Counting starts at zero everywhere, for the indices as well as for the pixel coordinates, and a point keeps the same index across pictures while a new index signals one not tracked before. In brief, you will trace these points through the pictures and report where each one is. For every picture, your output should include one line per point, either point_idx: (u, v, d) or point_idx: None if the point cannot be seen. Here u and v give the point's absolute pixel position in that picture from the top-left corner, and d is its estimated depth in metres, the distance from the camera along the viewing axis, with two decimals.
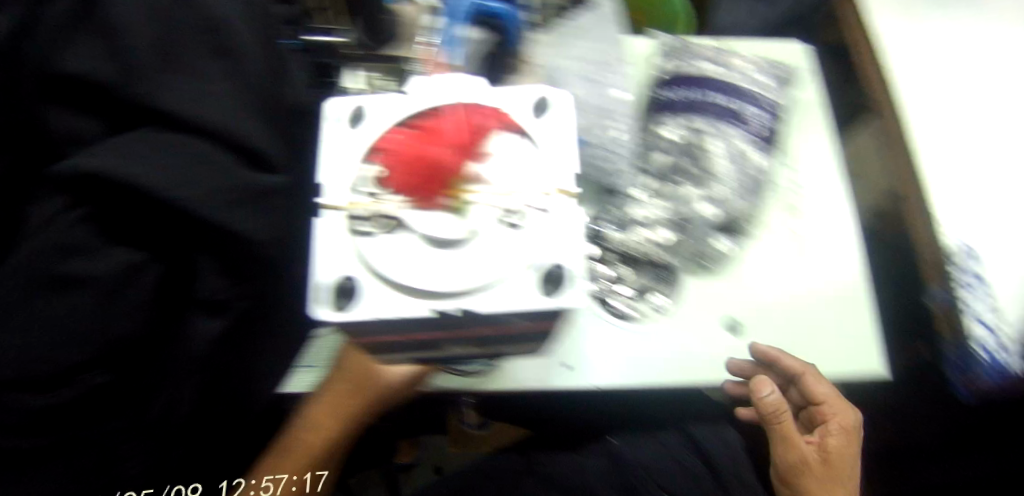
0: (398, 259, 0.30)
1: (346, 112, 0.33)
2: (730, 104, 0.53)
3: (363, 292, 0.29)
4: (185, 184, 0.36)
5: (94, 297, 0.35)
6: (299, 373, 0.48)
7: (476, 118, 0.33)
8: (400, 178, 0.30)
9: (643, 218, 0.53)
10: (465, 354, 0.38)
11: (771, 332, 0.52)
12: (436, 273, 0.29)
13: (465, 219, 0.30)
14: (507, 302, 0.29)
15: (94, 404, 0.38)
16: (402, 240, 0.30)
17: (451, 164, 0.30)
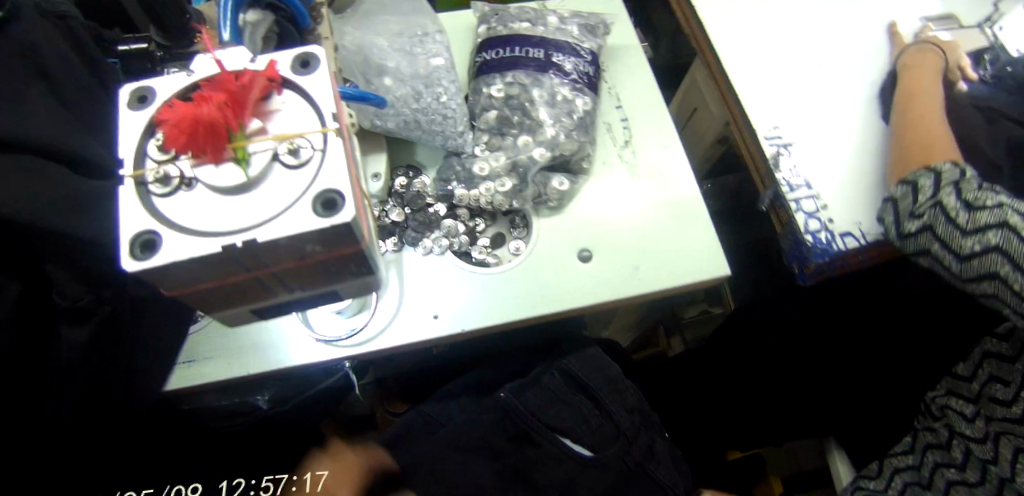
0: (187, 210, 0.29)
1: (128, 95, 0.31)
2: (546, 55, 0.60)
3: (162, 241, 0.28)
4: (17, 196, 0.37)
5: None
6: (181, 369, 0.53)
7: (250, 75, 0.30)
8: (176, 142, 0.29)
9: (487, 172, 0.58)
10: (296, 299, 0.36)
11: (618, 252, 0.57)
12: (224, 215, 0.28)
13: (249, 170, 0.29)
14: (284, 228, 0.28)
15: None
16: (193, 197, 0.29)
17: (224, 120, 0.28)
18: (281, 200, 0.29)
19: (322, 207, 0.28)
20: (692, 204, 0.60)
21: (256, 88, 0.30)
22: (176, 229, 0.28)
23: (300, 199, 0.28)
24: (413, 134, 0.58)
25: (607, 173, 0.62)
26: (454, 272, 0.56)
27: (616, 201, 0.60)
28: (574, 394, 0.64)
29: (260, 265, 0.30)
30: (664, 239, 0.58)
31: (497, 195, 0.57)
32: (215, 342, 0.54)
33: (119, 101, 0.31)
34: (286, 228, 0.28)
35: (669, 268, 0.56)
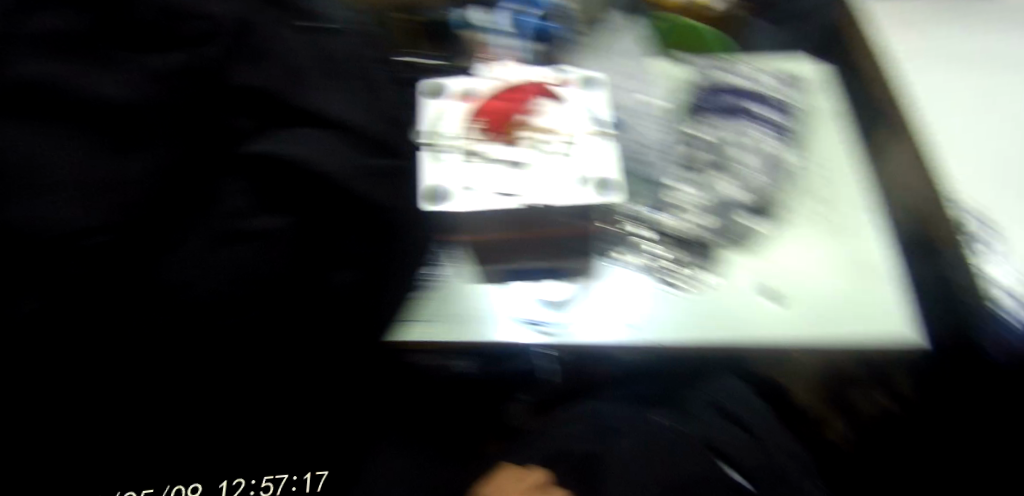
0: (473, 176, 0.56)
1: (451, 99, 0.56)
2: (747, 108, 0.71)
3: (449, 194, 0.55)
4: (331, 159, 0.51)
5: (264, 244, 0.49)
6: (408, 327, 0.61)
7: (540, 101, 0.57)
8: None
9: (685, 202, 0.65)
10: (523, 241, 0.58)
11: (813, 304, 0.60)
12: (504, 180, 0.55)
13: None
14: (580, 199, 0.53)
15: (254, 338, 0.51)
16: (472, 166, 0.57)
17: (509, 115, 0.59)
18: (529, 177, 0.54)
19: (582, 184, 0.53)
20: (883, 267, 0.62)
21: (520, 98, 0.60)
22: (458, 191, 0.55)
23: None
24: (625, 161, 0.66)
25: (801, 222, 0.66)
26: (647, 287, 0.62)
27: (807, 249, 0.64)
28: (731, 426, 0.74)
29: (535, 230, 0.56)
30: (851, 293, 0.60)
31: (691, 223, 0.64)
32: (435, 314, 0.62)
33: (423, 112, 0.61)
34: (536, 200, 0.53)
35: (853, 320, 0.59)
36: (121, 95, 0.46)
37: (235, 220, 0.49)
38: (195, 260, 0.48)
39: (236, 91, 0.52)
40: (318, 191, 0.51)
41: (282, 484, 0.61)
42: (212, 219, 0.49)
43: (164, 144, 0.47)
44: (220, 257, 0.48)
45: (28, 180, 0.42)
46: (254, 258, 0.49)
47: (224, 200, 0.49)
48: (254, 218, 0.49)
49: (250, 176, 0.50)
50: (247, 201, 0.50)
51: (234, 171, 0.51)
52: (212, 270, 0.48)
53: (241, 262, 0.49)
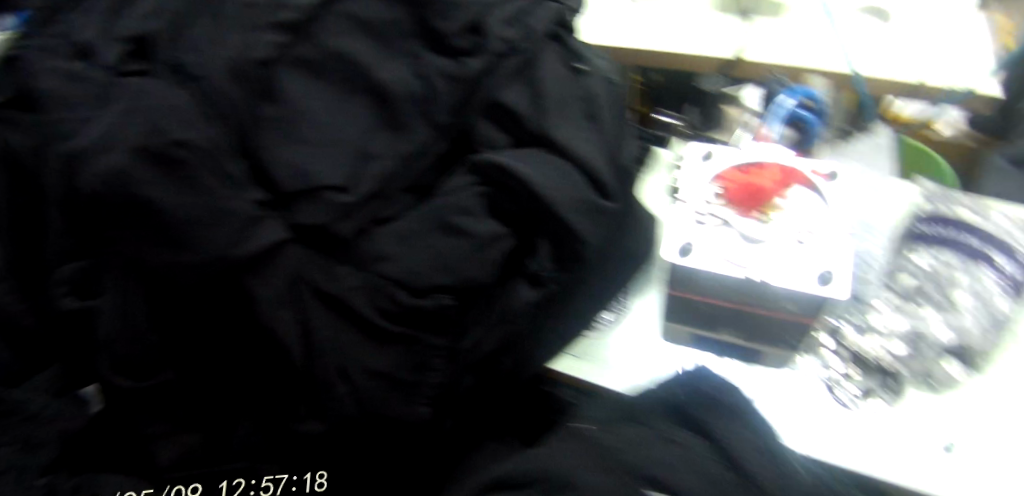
0: (719, 246, 0.47)
1: (698, 153, 0.55)
2: (983, 247, 0.61)
3: (699, 251, 0.46)
4: (551, 185, 0.58)
5: (473, 242, 0.59)
6: (567, 359, 0.64)
7: (785, 173, 0.51)
8: (732, 194, 0.49)
9: (885, 329, 0.62)
10: (723, 306, 0.51)
11: (991, 470, 0.54)
12: (745, 255, 0.46)
13: (766, 227, 0.47)
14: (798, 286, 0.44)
15: (437, 319, 0.61)
16: (722, 233, 0.48)
17: (772, 194, 0.49)
18: (788, 262, 0.45)
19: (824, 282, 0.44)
20: None
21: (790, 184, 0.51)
22: (709, 251, 0.47)
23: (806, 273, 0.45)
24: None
25: (1000, 383, 0.60)
26: (822, 399, 0.60)
27: (1005, 416, 0.58)
28: None
29: (753, 311, 0.50)
30: None
31: (883, 351, 0.61)
32: (595, 355, 0.64)
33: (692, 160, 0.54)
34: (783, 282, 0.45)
35: None
36: (403, 96, 0.61)
37: (453, 216, 0.60)
38: (406, 240, 0.61)
39: (496, 108, 0.63)
40: (532, 207, 0.59)
41: (282, 484, 0.66)
42: (440, 207, 0.61)
43: (425, 140, 0.62)
44: (436, 242, 0.60)
45: (296, 129, 0.60)
46: (460, 251, 0.60)
47: (452, 197, 0.61)
48: (470, 218, 0.60)
49: (483, 184, 0.61)
50: (474, 202, 0.60)
51: (468, 175, 0.62)
52: (426, 252, 0.60)
53: (449, 252, 0.60)
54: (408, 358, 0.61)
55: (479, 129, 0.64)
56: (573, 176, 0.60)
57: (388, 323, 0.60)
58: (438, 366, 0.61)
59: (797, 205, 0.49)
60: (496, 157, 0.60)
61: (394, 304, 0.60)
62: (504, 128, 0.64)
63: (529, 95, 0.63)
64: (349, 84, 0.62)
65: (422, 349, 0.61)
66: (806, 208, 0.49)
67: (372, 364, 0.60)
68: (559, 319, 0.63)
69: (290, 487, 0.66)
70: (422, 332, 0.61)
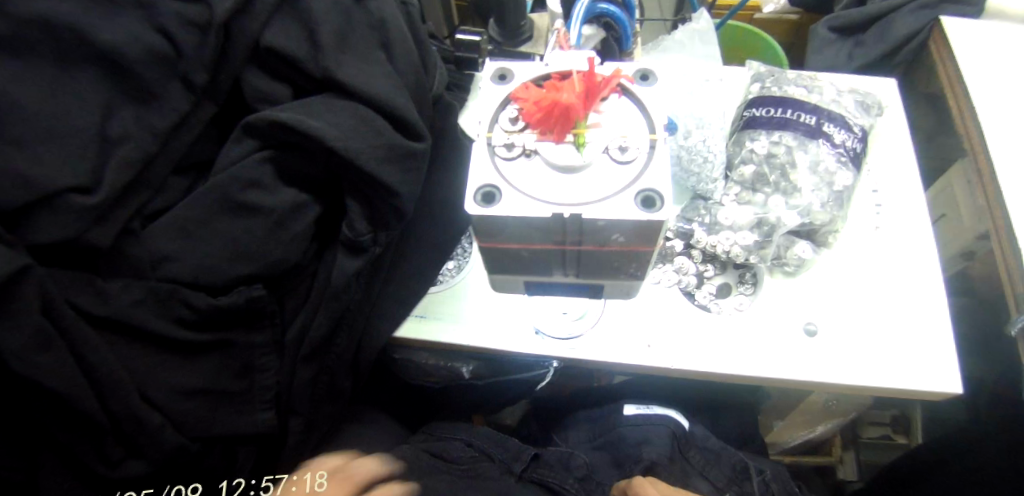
0: (527, 179, 0.32)
1: (491, 71, 0.36)
2: (818, 123, 0.60)
3: (503, 196, 0.31)
4: (342, 137, 0.48)
5: (268, 221, 0.51)
6: (411, 320, 0.58)
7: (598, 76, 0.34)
8: (535, 117, 0.32)
9: (733, 224, 0.59)
10: (543, 252, 0.34)
11: (850, 342, 0.55)
12: (568, 190, 0.31)
13: (583, 153, 0.32)
14: (615, 214, 0.30)
15: (250, 315, 0.53)
16: (531, 166, 0.32)
17: (579, 107, 0.32)
18: (616, 183, 0.31)
19: (647, 204, 0.30)
20: None
21: (608, 89, 0.34)
22: (516, 190, 0.31)
23: (626, 190, 0.31)
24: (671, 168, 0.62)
25: (855, 253, 0.59)
26: (681, 307, 0.57)
27: (858, 283, 0.57)
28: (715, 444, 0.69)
29: (578, 250, 0.33)
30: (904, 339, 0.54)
31: (735, 247, 0.58)
32: (441, 314, 0.58)
33: (483, 75, 0.36)
34: (618, 213, 0.30)
35: (905, 374, 0.52)
36: (140, 56, 0.45)
37: (237, 193, 0.50)
38: (187, 232, 0.50)
39: (262, 53, 0.50)
40: (334, 165, 0.50)
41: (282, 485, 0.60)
42: (217, 183, 0.50)
43: (182, 107, 0.49)
44: (224, 228, 0.51)
45: None
46: (255, 234, 0.51)
47: (230, 170, 0.50)
48: (260, 192, 0.51)
49: (265, 147, 0.51)
50: (261, 173, 0.50)
51: (247, 140, 0.51)
52: (213, 242, 0.50)
53: (241, 236, 0.51)
54: (226, 366, 0.54)
55: (249, 83, 0.51)
56: (377, 122, 0.50)
57: (187, 334, 0.51)
58: (266, 365, 0.56)
59: (614, 114, 0.34)
60: (273, 112, 0.49)
61: (191, 313, 0.51)
62: (278, 77, 0.52)
63: (300, 30, 0.50)
64: (54, 51, 0.44)
65: (243, 350, 0.55)
66: (627, 124, 0.34)
67: (179, 382, 0.52)
68: (387, 283, 0.58)
69: (289, 489, 0.61)
70: (235, 332, 0.54)
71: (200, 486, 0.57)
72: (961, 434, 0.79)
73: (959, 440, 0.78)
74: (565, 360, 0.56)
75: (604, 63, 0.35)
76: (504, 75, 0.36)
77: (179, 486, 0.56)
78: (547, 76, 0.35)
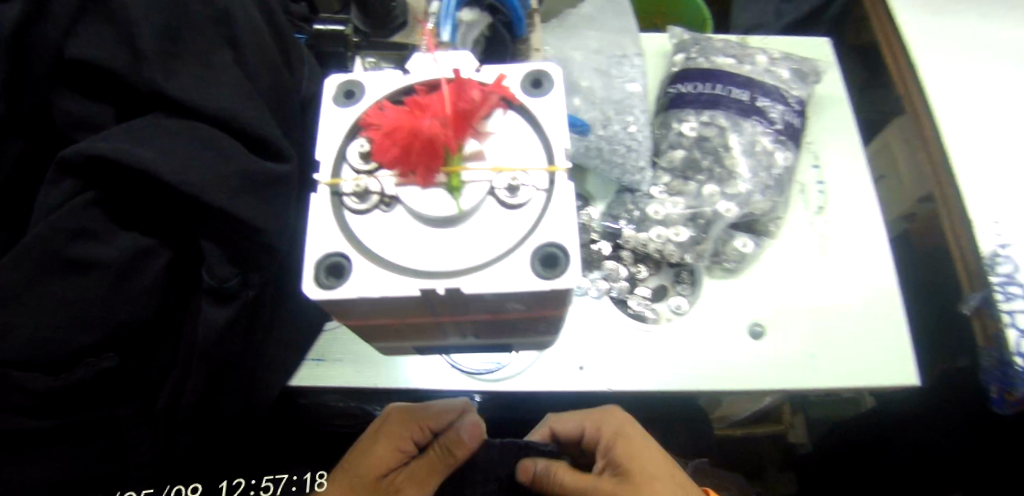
0: (386, 237, 0.24)
1: (335, 87, 0.27)
2: (751, 98, 0.54)
3: (353, 269, 0.23)
4: (186, 171, 0.39)
5: (108, 278, 0.41)
6: (308, 366, 0.52)
7: (473, 90, 0.25)
8: (388, 154, 0.24)
9: (664, 218, 0.54)
10: (429, 326, 0.27)
11: (797, 339, 0.52)
12: (442, 252, 0.23)
13: (458, 200, 0.24)
14: (506, 285, 0.23)
15: (106, 387, 0.44)
16: (389, 221, 0.24)
17: (446, 138, 0.23)
18: (504, 240, 0.23)
19: (546, 270, 0.23)
20: (884, 291, 0.55)
21: (491, 105, 0.25)
22: (372, 258, 0.23)
23: (520, 248, 0.23)
24: (592, 161, 0.54)
25: (795, 242, 0.56)
26: (616, 318, 0.51)
27: (798, 274, 0.54)
28: None
29: (470, 322, 0.26)
30: (846, 331, 0.52)
31: (669, 244, 0.53)
32: (342, 354, 0.52)
33: (324, 93, 0.27)
34: (506, 285, 0.22)
35: (851, 368, 0.51)
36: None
37: (62, 246, 0.39)
38: (5, 302, 0.39)
39: (68, 66, 0.39)
40: (181, 204, 0.40)
41: (281, 484, 0.53)
42: (36, 238, 0.39)
43: None
44: (51, 290, 0.40)
45: None
46: (93, 296, 0.41)
47: (48, 220, 0.39)
48: (91, 242, 0.40)
49: (90, 186, 0.40)
50: (92, 221, 0.40)
51: (65, 178, 0.40)
52: (38, 311, 0.40)
53: (76, 300, 0.40)
54: (87, 449, 0.45)
55: (56, 106, 0.40)
56: (228, 147, 0.41)
57: (23, 422, 0.41)
58: (138, 439, 0.46)
59: (502, 138, 0.26)
60: (91, 143, 0.39)
61: (24, 398, 0.41)
62: (95, 95, 0.41)
63: (114, 35, 0.39)
64: None
65: (108, 428, 0.45)
66: (516, 151, 0.25)
67: (43, 476, 0.44)
68: (279, 325, 0.50)
69: (291, 487, 0.53)
70: (90, 410, 0.44)
71: (198, 486, 0.51)
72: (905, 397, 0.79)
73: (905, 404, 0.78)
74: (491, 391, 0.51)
75: (483, 67, 0.27)
76: (353, 93, 0.27)
77: (179, 485, 0.50)
78: (409, 88, 0.27)
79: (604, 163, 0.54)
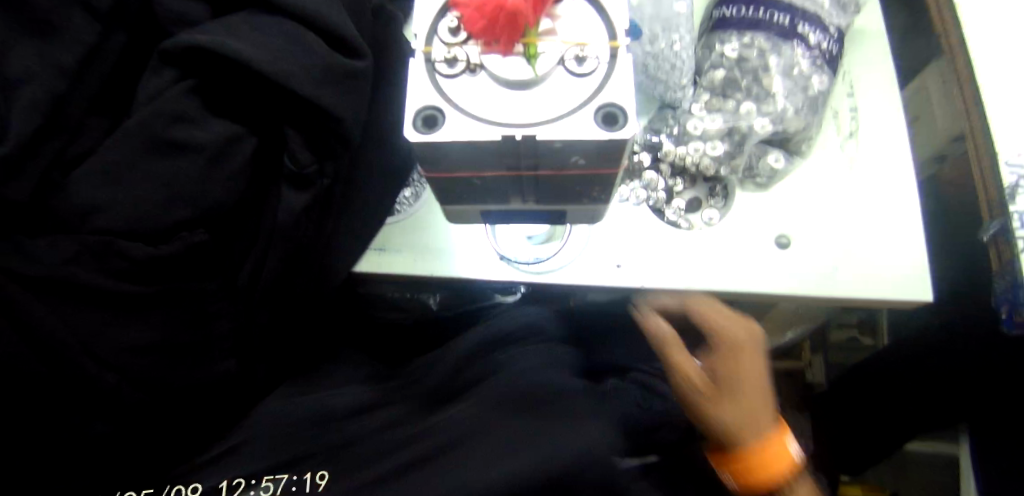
0: (472, 97, 0.28)
1: None
2: (792, 23, 0.56)
3: (447, 118, 0.28)
4: (275, 61, 0.43)
5: (202, 159, 0.46)
6: (370, 255, 0.58)
7: None
8: (476, 24, 0.28)
9: (702, 134, 0.57)
10: (500, 182, 0.32)
11: (818, 250, 0.57)
12: (517, 108, 0.28)
13: (535, 65, 0.28)
14: (570, 136, 0.27)
15: (196, 260, 0.51)
16: (476, 83, 0.29)
17: (527, 13, 0.27)
18: (573, 100, 0.28)
19: (607, 123, 0.27)
20: (907, 214, 0.58)
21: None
22: (461, 112, 0.28)
23: (586, 106, 0.28)
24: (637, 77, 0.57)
25: (825, 165, 0.59)
26: (652, 225, 0.57)
27: (825, 195, 0.58)
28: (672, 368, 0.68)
29: (536, 177, 0.31)
30: (866, 245, 0.57)
31: (705, 158, 0.57)
32: (401, 247, 0.58)
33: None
34: (574, 135, 0.27)
35: (869, 281, 0.56)
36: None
37: (163, 128, 0.45)
38: (115, 178, 0.45)
39: None
40: (267, 92, 0.45)
41: (281, 484, 0.46)
42: (140, 120, 0.45)
43: (92, 40, 0.44)
44: (152, 168, 0.46)
45: None
46: (190, 175, 0.46)
47: (152, 105, 0.45)
48: (186, 125, 0.46)
49: (188, 76, 0.46)
50: (189, 107, 0.46)
51: (164, 68, 0.45)
52: (144, 188, 0.46)
53: (175, 178, 0.46)
54: (176, 313, 0.50)
55: None
56: (309, 42, 0.45)
57: (128, 286, 0.47)
58: (220, 311, 0.53)
59: (570, 19, 0.29)
60: (190, 36, 0.44)
61: (127, 263, 0.46)
62: None
63: None
64: None
65: (195, 299, 0.51)
66: (582, 31, 0.29)
67: (126, 338, 0.48)
68: (344, 217, 0.55)
69: (292, 488, 0.45)
70: (184, 282, 0.50)
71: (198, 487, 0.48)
72: (923, 332, 0.85)
73: (921, 338, 0.84)
74: (531, 284, 0.56)
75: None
76: None
77: (179, 487, 0.48)
78: None
79: (652, 83, 0.56)
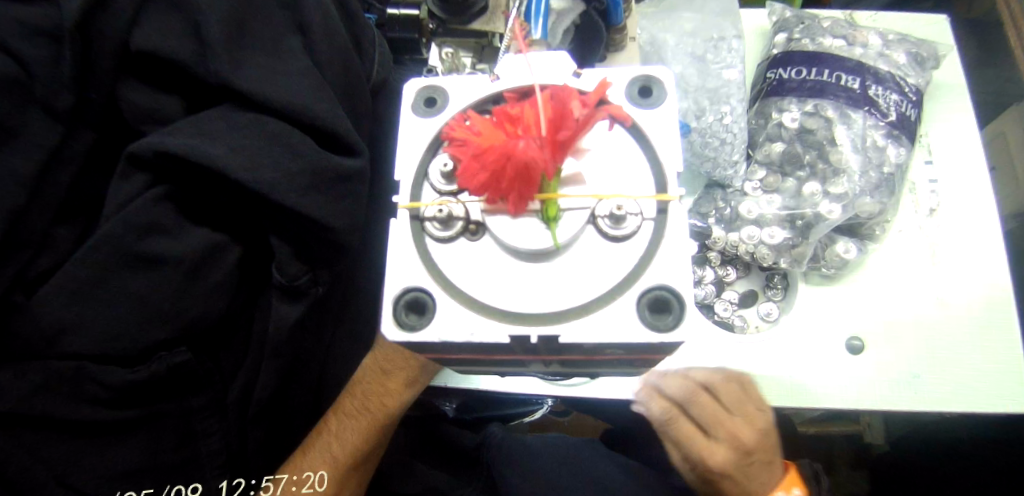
0: (475, 273, 0.21)
1: (414, 94, 0.24)
2: (863, 87, 0.47)
3: (437, 307, 0.21)
4: (254, 168, 0.38)
5: (176, 274, 0.41)
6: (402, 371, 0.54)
7: (571, 104, 0.21)
8: (474, 177, 0.21)
9: (756, 218, 0.49)
10: (513, 359, 0.25)
11: (901, 355, 0.47)
12: (534, 288, 0.21)
13: (553, 230, 0.21)
14: (607, 336, 0.20)
15: (177, 381, 0.44)
16: (476, 252, 0.22)
17: (544, 163, 0.20)
18: (612, 275, 0.21)
19: (652, 318, 0.20)
20: (1003, 307, 0.48)
21: (597, 121, 0.22)
22: (462, 296, 0.21)
23: (627, 287, 0.20)
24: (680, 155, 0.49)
25: (902, 250, 0.50)
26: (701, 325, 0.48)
27: (905, 284, 0.49)
28: None
29: (563, 359, 0.24)
30: (956, 346, 0.47)
31: (762, 247, 0.48)
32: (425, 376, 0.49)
33: (403, 101, 0.24)
34: (613, 336, 0.20)
35: (963, 395, 0.45)
36: None
37: (133, 242, 0.39)
38: (83, 298, 0.39)
39: (137, 59, 0.39)
40: (248, 200, 0.39)
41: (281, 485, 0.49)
42: (107, 234, 0.39)
43: (53, 142, 0.38)
44: (121, 288, 0.40)
45: None
46: (166, 291, 0.41)
47: (117, 218, 0.39)
48: (159, 238, 0.40)
49: (161, 181, 0.40)
50: (163, 216, 0.40)
51: (135, 173, 0.40)
52: (114, 306, 0.40)
53: (144, 295, 0.40)
54: (162, 437, 0.44)
55: (126, 99, 0.40)
56: (298, 142, 0.39)
57: (103, 414, 0.42)
58: (211, 429, 0.46)
59: (605, 156, 0.22)
60: (157, 140, 0.38)
61: (104, 391, 0.41)
62: (164, 87, 0.40)
63: (183, 25, 0.38)
64: None
65: (182, 419, 0.45)
66: (619, 174, 0.22)
67: (107, 466, 0.43)
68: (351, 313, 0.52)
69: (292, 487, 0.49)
70: (163, 402, 0.44)
71: (198, 486, 0.46)
72: None
73: None
74: (560, 397, 0.48)
75: (584, 72, 0.24)
76: (437, 99, 0.24)
77: (180, 486, 0.46)
78: (499, 96, 0.24)
79: (697, 163, 0.48)
